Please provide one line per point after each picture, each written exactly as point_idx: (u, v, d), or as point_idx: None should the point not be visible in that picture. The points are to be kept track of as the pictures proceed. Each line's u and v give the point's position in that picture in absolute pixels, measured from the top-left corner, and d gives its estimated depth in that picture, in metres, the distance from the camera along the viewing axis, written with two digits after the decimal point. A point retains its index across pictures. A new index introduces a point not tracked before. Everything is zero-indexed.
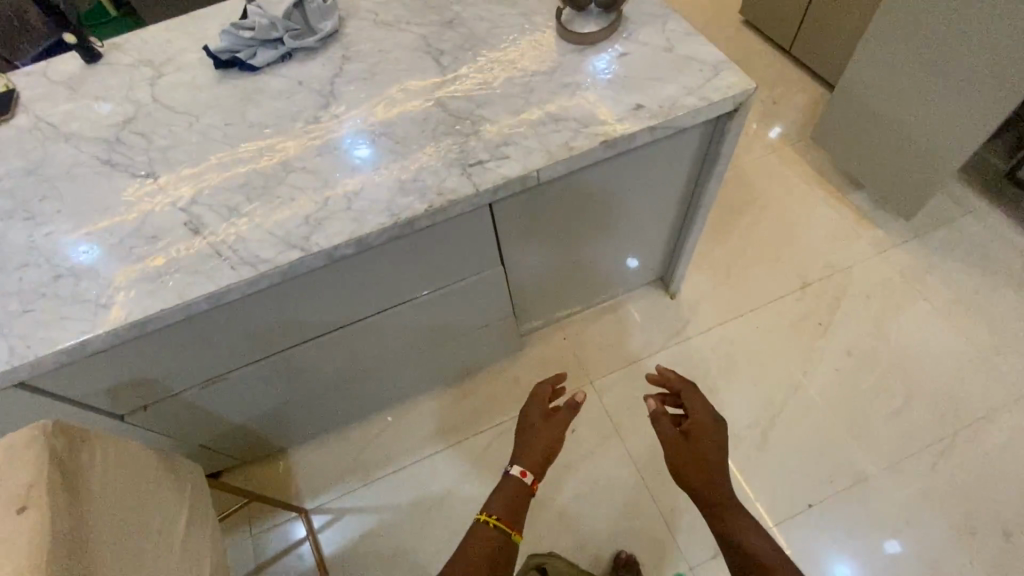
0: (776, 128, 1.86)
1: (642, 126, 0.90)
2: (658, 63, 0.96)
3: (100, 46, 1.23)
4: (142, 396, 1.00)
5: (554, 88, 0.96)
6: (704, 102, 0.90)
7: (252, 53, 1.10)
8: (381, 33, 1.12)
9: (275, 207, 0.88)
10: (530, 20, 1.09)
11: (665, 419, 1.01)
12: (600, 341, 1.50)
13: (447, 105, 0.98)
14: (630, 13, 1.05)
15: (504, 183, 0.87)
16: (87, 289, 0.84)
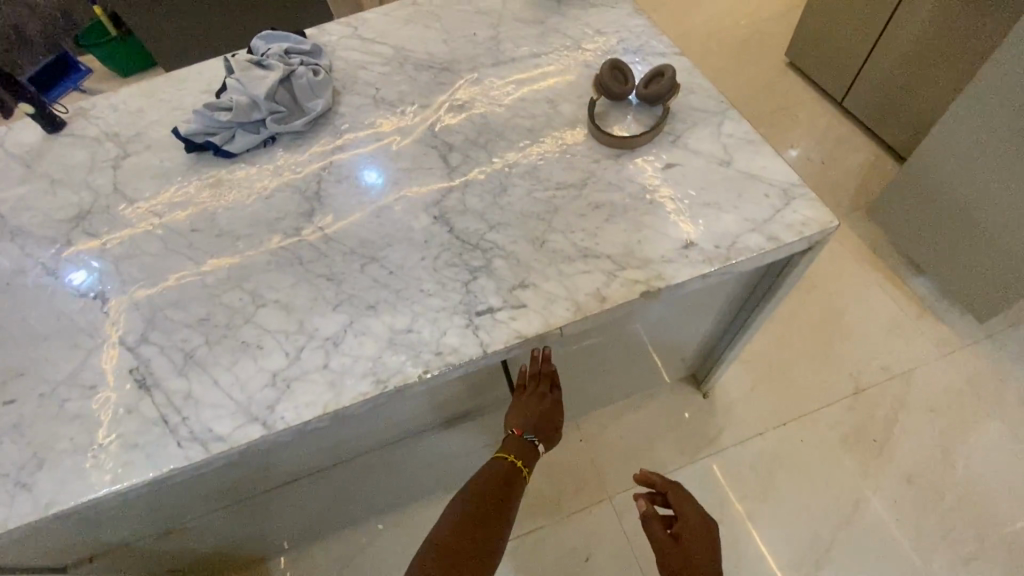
0: (800, 150, 1.76)
1: (695, 274, 0.71)
2: (712, 182, 0.79)
3: (64, 113, 1.07)
4: (84, 550, 0.85)
5: (582, 210, 0.79)
6: (772, 244, 0.73)
7: (230, 137, 0.93)
8: (381, 116, 0.96)
9: (237, 357, 0.72)
10: (556, 108, 0.92)
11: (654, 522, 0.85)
12: (621, 448, 1.32)
13: (454, 224, 0.81)
14: (677, 109, 0.88)
15: (518, 342, 0.70)
16: (6, 459, 0.69)
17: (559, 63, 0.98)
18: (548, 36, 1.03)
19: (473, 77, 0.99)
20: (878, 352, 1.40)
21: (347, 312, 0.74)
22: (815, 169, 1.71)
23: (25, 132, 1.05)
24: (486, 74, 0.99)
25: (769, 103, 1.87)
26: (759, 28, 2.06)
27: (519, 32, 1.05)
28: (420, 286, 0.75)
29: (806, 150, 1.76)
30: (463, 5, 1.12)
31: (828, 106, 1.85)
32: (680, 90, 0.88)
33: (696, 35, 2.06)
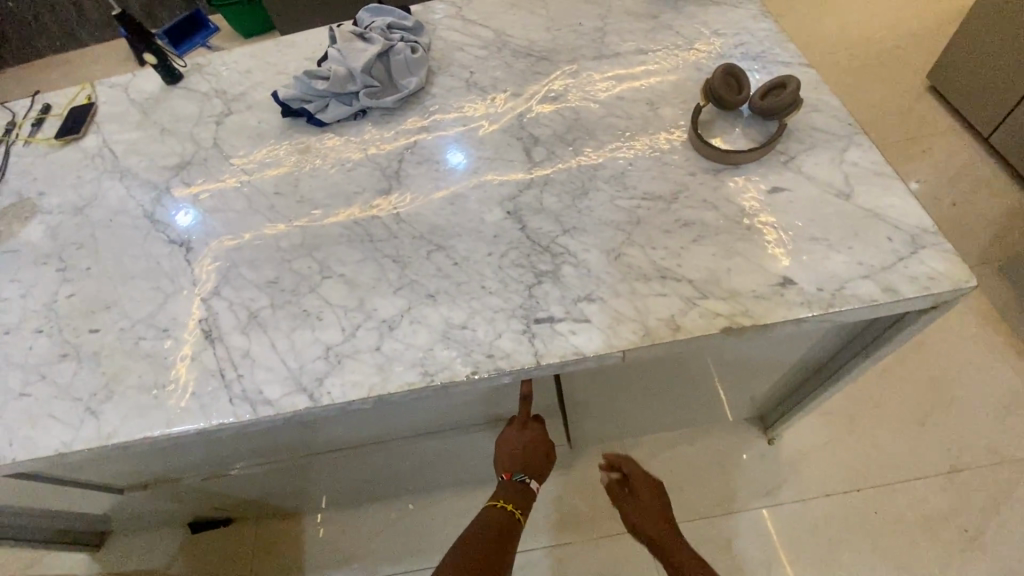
0: (928, 188, 1.55)
1: (789, 318, 0.63)
2: (824, 214, 0.69)
3: (182, 67, 1.14)
4: (139, 477, 0.92)
5: (668, 226, 0.72)
6: (888, 296, 0.63)
7: (323, 106, 0.94)
8: (471, 100, 0.93)
9: (296, 325, 0.73)
10: (656, 111, 0.85)
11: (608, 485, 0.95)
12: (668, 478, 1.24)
13: (527, 222, 0.77)
14: (795, 128, 0.78)
15: (574, 360, 0.65)
16: (83, 385, 0.74)
17: (666, 62, 0.91)
18: (658, 33, 0.95)
19: (572, 70, 0.94)
20: (987, 431, 1.21)
21: (406, 297, 0.73)
22: (943, 211, 1.50)
23: (148, 82, 1.14)
24: (585, 67, 0.94)
25: (898, 131, 1.66)
26: (898, 44, 1.84)
27: (628, 25, 0.98)
28: (483, 282, 0.72)
29: (934, 187, 1.54)
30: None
31: (971, 141, 1.61)
32: (802, 106, 0.78)
33: (822, 47, 1.87)
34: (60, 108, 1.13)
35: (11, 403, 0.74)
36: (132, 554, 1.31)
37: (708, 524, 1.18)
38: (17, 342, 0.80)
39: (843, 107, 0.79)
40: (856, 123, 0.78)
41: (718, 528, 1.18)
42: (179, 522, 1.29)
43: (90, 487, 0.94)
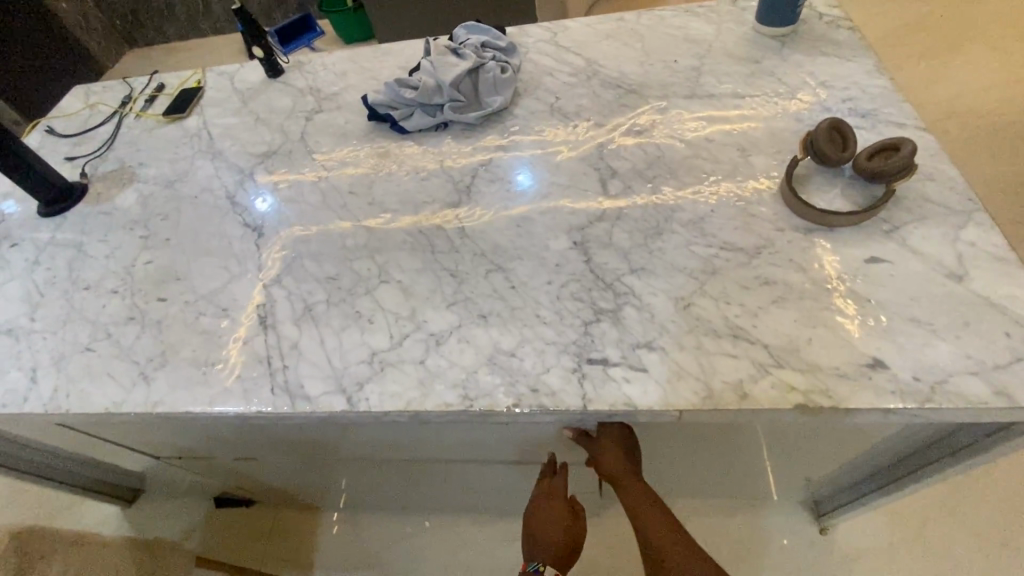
0: None
1: (878, 406, 0.55)
2: (930, 295, 0.62)
3: (285, 63, 1.20)
4: (175, 448, 0.95)
5: (745, 281, 0.67)
6: (1001, 400, 0.54)
7: (408, 114, 0.96)
8: (553, 125, 0.92)
9: (347, 325, 0.73)
10: (746, 158, 0.80)
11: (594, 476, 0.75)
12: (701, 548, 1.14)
13: (593, 255, 0.74)
14: (903, 195, 0.71)
15: (625, 411, 0.60)
16: (141, 349, 0.77)
17: (763, 109, 0.86)
18: (759, 78, 0.91)
19: (661, 106, 0.91)
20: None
21: (458, 314, 0.71)
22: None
23: (253, 73, 1.21)
24: (675, 105, 0.90)
25: (1013, 215, 1.51)
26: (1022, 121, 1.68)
27: (726, 67, 0.94)
28: (538, 311, 0.69)
29: None
30: (671, 29, 1.04)
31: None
32: (914, 172, 0.71)
33: (932, 114, 1.74)
34: (171, 89, 1.22)
35: (77, 356, 0.78)
36: (159, 515, 1.36)
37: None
38: (94, 300, 0.85)
39: (963, 179, 0.71)
40: (977, 199, 0.69)
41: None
42: (206, 494, 1.32)
43: (131, 447, 0.98)
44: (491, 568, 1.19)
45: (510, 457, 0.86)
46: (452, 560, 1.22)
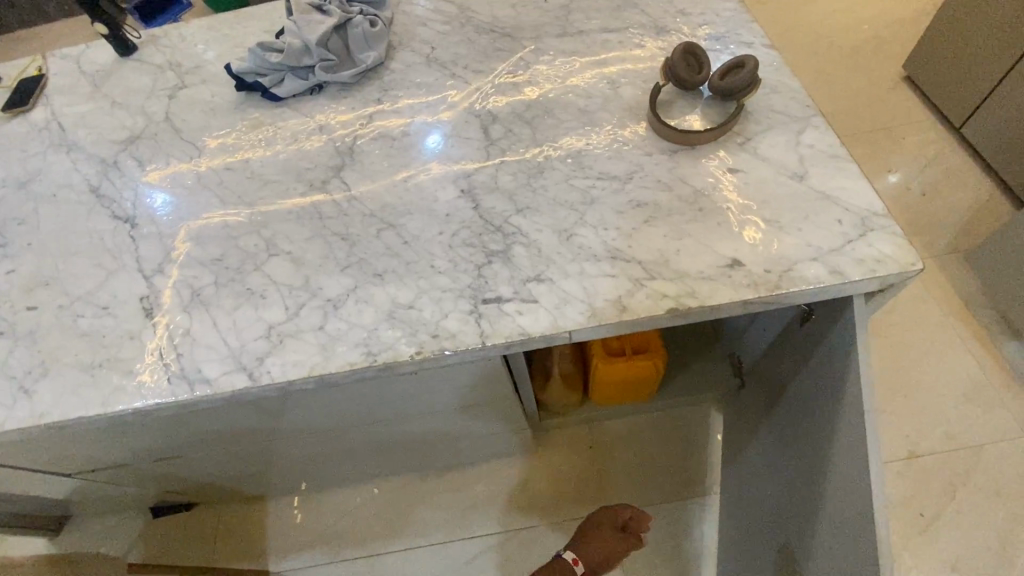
0: (894, 175, 1.57)
1: (738, 300, 0.62)
2: (776, 196, 0.69)
3: (137, 39, 1.10)
4: (85, 461, 0.90)
5: (620, 206, 0.71)
6: (834, 279, 0.62)
7: (279, 80, 0.92)
8: (431, 77, 0.91)
9: (240, 303, 0.71)
10: (616, 90, 0.83)
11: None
12: (643, 471, 1.23)
13: (480, 200, 0.75)
14: (753, 109, 0.77)
15: (520, 340, 0.64)
16: (17, 363, 0.72)
17: (629, 42, 0.89)
18: (624, 11, 0.93)
19: (534, 47, 0.91)
20: (953, 418, 1.23)
21: (353, 276, 0.71)
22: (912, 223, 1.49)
23: (102, 54, 1.09)
24: (547, 45, 0.91)
25: (871, 140, 1.64)
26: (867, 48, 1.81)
27: (593, 3, 0.95)
28: (432, 262, 0.70)
29: (905, 177, 1.56)
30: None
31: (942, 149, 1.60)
32: (761, 87, 0.77)
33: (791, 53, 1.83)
34: (8, 80, 1.08)
35: None
36: (93, 537, 1.29)
37: (698, 527, 1.17)
38: None
39: (803, 89, 0.78)
40: (815, 106, 0.77)
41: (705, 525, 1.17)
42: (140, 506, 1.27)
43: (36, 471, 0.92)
44: (444, 519, 1.24)
45: (438, 409, 0.90)
46: (409, 519, 1.25)
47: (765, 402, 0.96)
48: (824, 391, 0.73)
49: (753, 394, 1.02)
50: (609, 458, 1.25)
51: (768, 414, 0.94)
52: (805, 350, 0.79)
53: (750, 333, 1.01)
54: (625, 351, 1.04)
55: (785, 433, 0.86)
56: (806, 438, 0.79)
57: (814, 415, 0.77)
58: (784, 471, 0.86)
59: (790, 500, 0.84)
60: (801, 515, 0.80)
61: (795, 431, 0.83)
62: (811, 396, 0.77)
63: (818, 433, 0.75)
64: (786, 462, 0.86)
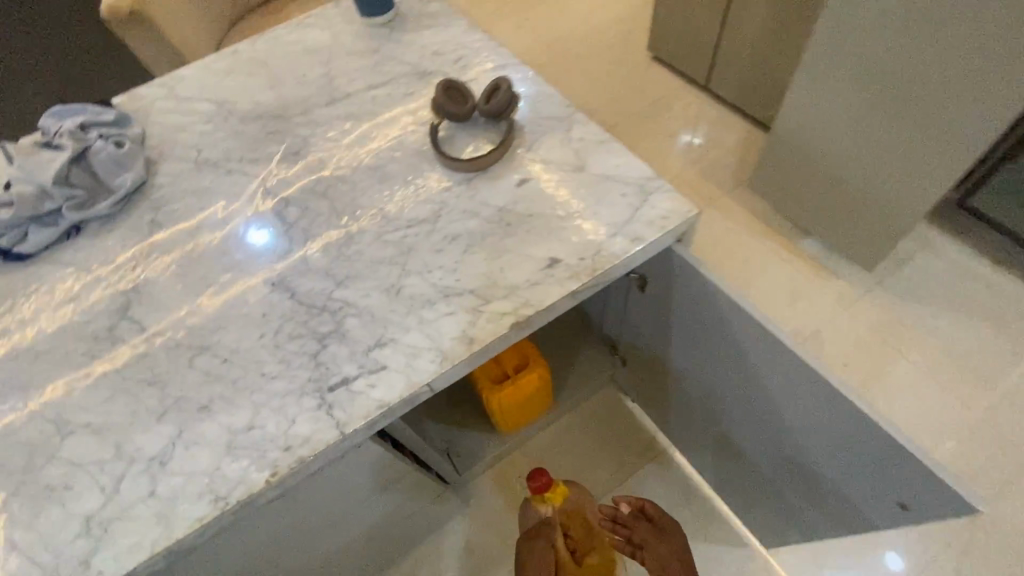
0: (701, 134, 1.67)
1: (566, 294, 0.66)
2: (567, 190, 0.74)
3: None
4: None
5: (437, 245, 0.71)
6: (638, 245, 0.68)
7: (21, 235, 0.78)
8: (205, 180, 0.84)
9: (38, 509, 0.58)
10: (399, 138, 0.84)
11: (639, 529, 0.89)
12: (599, 468, 1.23)
13: (295, 287, 0.70)
14: (524, 121, 0.82)
15: (380, 414, 0.60)
16: None
17: (396, 91, 0.90)
18: (383, 65, 0.93)
19: (306, 121, 0.89)
20: None
21: (176, 422, 0.61)
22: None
23: None
24: (319, 115, 0.89)
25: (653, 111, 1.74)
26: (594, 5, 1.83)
27: (349, 62, 0.94)
28: (260, 370, 0.64)
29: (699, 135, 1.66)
30: (281, 39, 0.99)
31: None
32: (523, 100, 0.83)
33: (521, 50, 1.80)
34: None
35: None
36: None
37: None
38: None
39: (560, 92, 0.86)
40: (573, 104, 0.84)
41: (685, 478, 1.21)
42: None
43: None
44: None
45: (347, 522, 0.80)
46: None
47: (647, 359, 1.03)
48: (695, 317, 0.81)
49: (636, 358, 1.09)
50: (556, 475, 1.22)
51: (658, 368, 1.01)
52: (656, 297, 0.86)
53: (606, 309, 1.07)
54: (508, 373, 1.04)
55: (691, 377, 0.93)
56: (720, 377, 0.85)
57: (707, 348, 0.83)
58: (710, 400, 0.92)
59: (723, 398, 0.88)
60: (766, 437, 0.85)
61: (722, 383, 0.86)
62: (712, 342, 0.82)
63: (704, 324, 0.80)
64: (698, 372, 0.90)
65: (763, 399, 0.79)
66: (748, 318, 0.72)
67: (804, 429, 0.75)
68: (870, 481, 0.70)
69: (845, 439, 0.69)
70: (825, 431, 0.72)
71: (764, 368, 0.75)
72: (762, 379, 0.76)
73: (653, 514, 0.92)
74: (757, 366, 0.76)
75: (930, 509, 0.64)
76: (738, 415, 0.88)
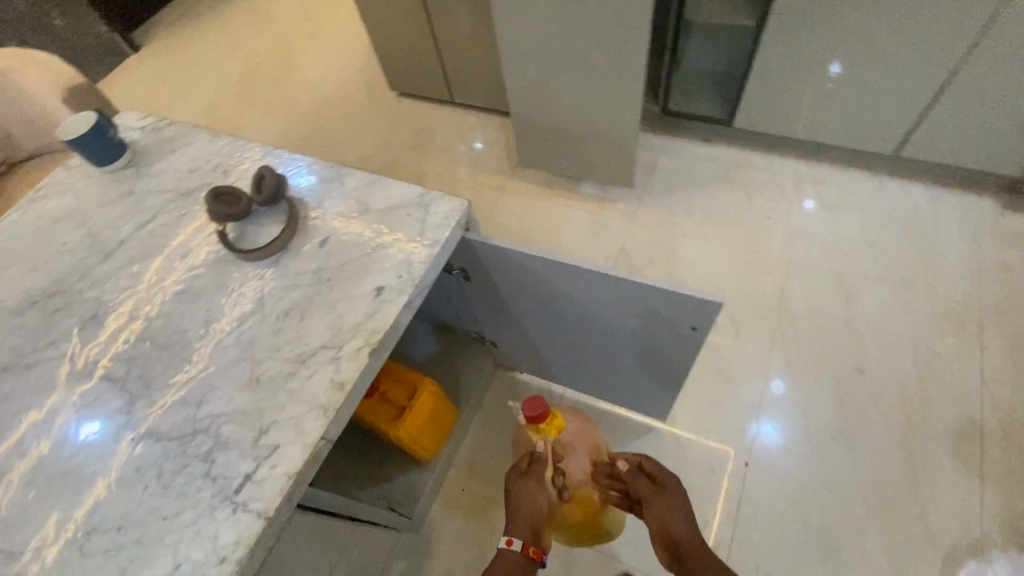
0: (478, 142, 1.88)
1: (398, 310, 0.77)
2: (363, 231, 0.85)
3: None
4: None
5: (274, 326, 0.78)
6: (435, 247, 0.82)
7: None
8: (5, 386, 0.79)
9: None
10: (193, 256, 0.87)
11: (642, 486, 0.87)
12: None
13: (156, 429, 0.71)
14: (300, 193, 0.91)
15: (293, 483, 0.66)
16: None
17: (168, 218, 0.92)
18: (144, 201, 0.95)
19: (89, 283, 0.87)
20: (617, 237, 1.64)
21: None
22: (462, 184, 1.81)
23: None
24: (99, 272, 0.88)
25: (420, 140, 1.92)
26: (327, 89, 2.07)
27: (107, 213, 0.94)
28: (161, 515, 0.65)
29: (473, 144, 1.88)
30: (15, 223, 0.95)
31: (434, 114, 1.97)
32: (290, 177, 0.92)
33: (282, 144, 1.96)
34: None
35: None
36: None
37: None
38: None
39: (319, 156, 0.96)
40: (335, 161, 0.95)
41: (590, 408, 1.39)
42: None
43: None
44: None
45: None
46: None
47: (501, 330, 1.19)
48: (499, 278, 0.98)
49: (498, 336, 1.24)
50: (492, 466, 1.34)
51: (511, 331, 1.17)
52: (469, 279, 1.02)
53: (455, 311, 1.21)
54: (403, 404, 1.10)
55: (532, 324, 1.10)
56: (544, 310, 1.03)
57: (522, 295, 1.01)
58: (554, 332, 1.09)
59: (559, 326, 1.06)
60: (600, 336, 1.03)
61: (551, 315, 1.03)
62: (521, 290, 0.99)
63: (508, 278, 0.97)
64: (533, 318, 1.07)
65: (582, 310, 0.97)
66: (521, 255, 0.89)
67: (615, 315, 0.94)
68: (668, 326, 0.90)
69: (630, 300, 0.88)
70: (620, 308, 0.91)
71: (568, 286, 0.92)
72: (570, 297, 0.94)
73: (653, 469, 0.89)
74: (553, 288, 0.94)
75: (702, 320, 0.84)
76: (575, 332, 1.05)
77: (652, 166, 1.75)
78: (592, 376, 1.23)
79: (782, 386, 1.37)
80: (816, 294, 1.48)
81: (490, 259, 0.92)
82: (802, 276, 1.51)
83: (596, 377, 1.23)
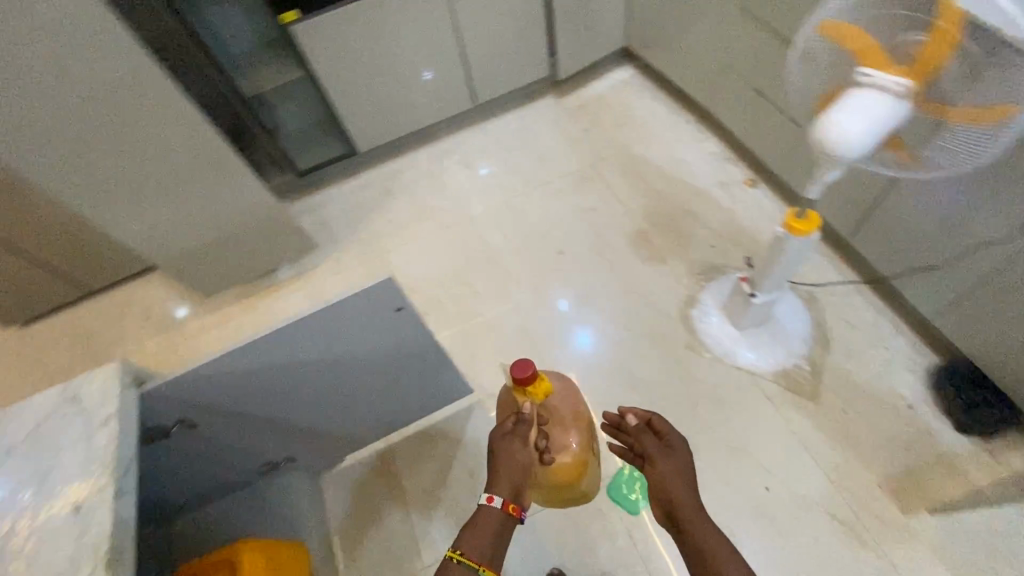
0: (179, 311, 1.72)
1: (111, 504, 0.68)
2: (19, 468, 0.72)
3: None
4: None
5: None
6: (113, 422, 0.75)
7: None
8: None
9: None
10: None
11: (648, 443, 0.88)
12: (382, 507, 1.37)
13: None
14: None
15: None
16: None
17: None
18: None
19: None
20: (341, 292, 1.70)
21: None
22: (166, 357, 1.64)
23: None
24: None
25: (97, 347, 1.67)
26: None
27: None
28: None
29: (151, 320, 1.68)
30: None
31: (87, 316, 1.74)
32: None
33: None
34: None
35: None
36: None
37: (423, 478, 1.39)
38: None
39: None
40: None
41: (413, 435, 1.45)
42: None
43: None
44: None
45: None
46: None
47: (280, 437, 1.16)
48: (222, 399, 0.95)
49: (284, 447, 1.20)
50: (373, 551, 1.32)
51: (288, 431, 1.16)
52: (202, 423, 0.98)
53: (224, 463, 1.12)
54: None
55: (296, 409, 1.10)
56: (288, 391, 1.04)
57: (258, 396, 1.01)
58: (319, 399, 1.12)
59: (315, 391, 1.09)
60: (350, 370, 1.08)
61: (297, 388, 1.05)
62: (252, 392, 0.99)
63: (231, 393, 0.95)
64: (290, 403, 1.08)
65: (314, 365, 1.01)
66: (214, 368, 0.88)
67: (337, 346, 0.99)
68: (376, 320, 0.99)
69: (332, 328, 0.94)
70: (330, 340, 0.97)
71: (280, 356, 0.95)
72: (289, 363, 0.97)
73: (661, 429, 0.89)
74: (270, 369, 0.95)
75: (392, 297, 0.94)
76: (331, 384, 1.09)
77: (327, 222, 1.84)
78: (385, 404, 1.28)
79: (566, 303, 1.59)
80: (502, 225, 1.77)
81: (195, 390, 0.89)
82: (486, 220, 1.78)
83: (391, 403, 1.29)
